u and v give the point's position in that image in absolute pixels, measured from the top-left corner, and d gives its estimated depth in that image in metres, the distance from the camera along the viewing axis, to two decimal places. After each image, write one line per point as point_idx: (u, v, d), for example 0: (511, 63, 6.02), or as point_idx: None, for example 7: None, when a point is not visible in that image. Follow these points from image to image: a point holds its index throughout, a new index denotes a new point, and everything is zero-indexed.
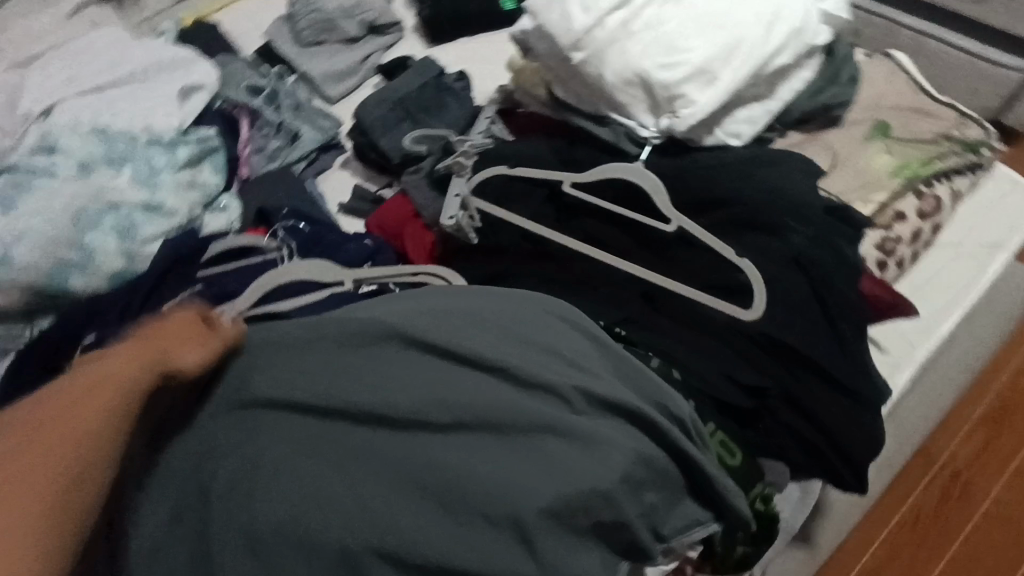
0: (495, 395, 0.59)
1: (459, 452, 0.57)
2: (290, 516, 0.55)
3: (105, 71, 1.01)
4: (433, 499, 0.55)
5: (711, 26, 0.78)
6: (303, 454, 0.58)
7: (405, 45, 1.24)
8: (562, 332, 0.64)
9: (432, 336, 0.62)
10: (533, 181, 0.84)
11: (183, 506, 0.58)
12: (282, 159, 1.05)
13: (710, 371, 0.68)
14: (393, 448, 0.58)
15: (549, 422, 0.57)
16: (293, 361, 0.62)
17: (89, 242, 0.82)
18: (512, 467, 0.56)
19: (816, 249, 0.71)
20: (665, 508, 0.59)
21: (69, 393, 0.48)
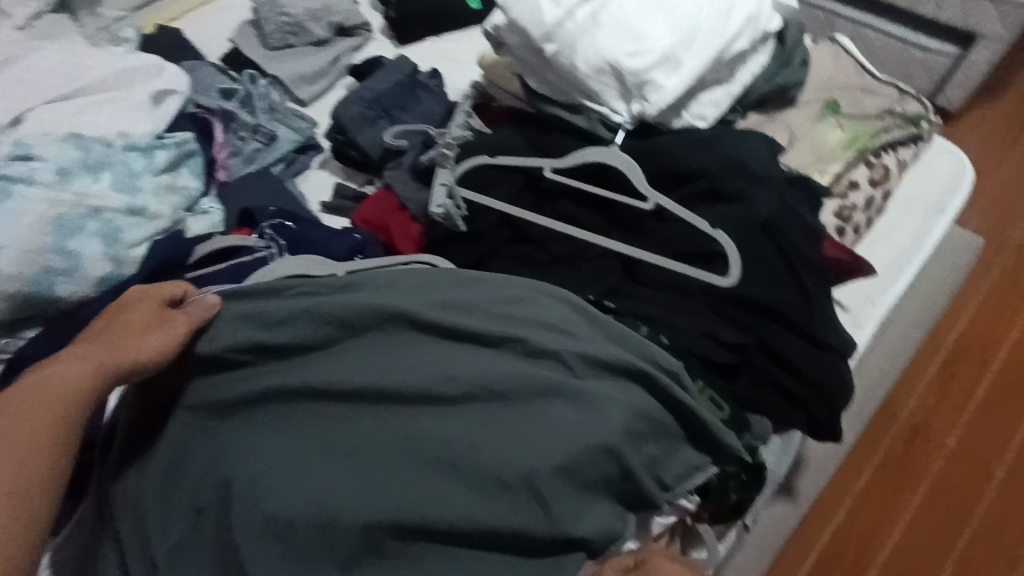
0: (499, 365, 0.62)
1: (469, 421, 0.60)
2: (310, 495, 0.57)
3: (70, 77, 0.98)
4: (449, 469, 0.58)
5: (673, 16, 0.83)
6: (319, 436, 0.60)
7: (374, 46, 1.26)
8: (550, 304, 0.67)
9: (430, 314, 0.64)
10: (514, 168, 0.88)
11: (200, 496, 0.59)
12: (260, 162, 1.05)
13: (694, 336, 0.73)
14: (407, 423, 0.60)
15: (553, 386, 0.61)
16: (299, 349, 0.64)
17: (74, 249, 0.81)
18: (521, 429, 0.59)
19: (779, 217, 0.77)
20: (665, 458, 0.63)
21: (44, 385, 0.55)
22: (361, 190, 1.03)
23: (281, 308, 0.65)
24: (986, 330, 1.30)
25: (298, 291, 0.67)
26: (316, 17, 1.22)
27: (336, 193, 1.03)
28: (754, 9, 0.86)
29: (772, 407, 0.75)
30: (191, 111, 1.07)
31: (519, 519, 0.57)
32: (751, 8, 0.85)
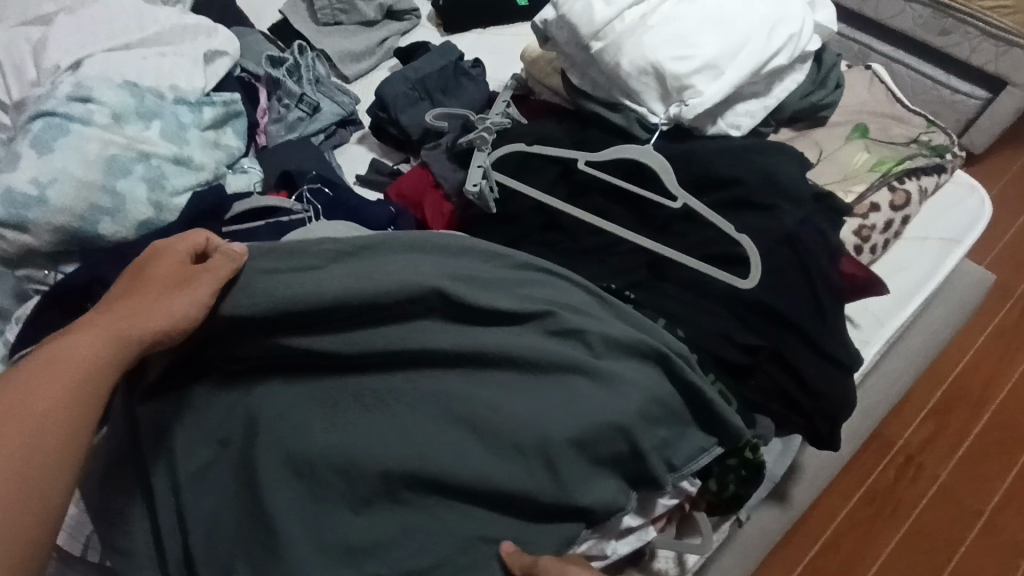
0: (520, 338, 0.64)
1: (488, 389, 0.62)
2: (334, 442, 0.60)
3: (130, 30, 1.02)
4: (467, 430, 0.60)
5: (719, 25, 0.86)
6: (345, 386, 0.63)
7: (420, 31, 1.29)
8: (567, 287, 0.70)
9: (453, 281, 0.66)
10: (550, 158, 0.91)
11: (229, 429, 0.63)
12: (302, 130, 1.08)
13: (710, 333, 0.75)
14: (430, 385, 0.62)
15: (574, 363, 0.63)
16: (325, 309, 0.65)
17: (120, 189, 0.84)
18: (538, 401, 0.61)
19: (803, 228, 0.79)
20: (674, 440, 0.66)
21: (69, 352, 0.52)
22: (396, 167, 1.06)
23: (306, 260, 0.65)
24: (988, 372, 1.31)
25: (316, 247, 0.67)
26: None
27: (372, 167, 1.06)
28: (798, 28, 0.88)
29: (776, 410, 0.77)
30: (240, 76, 1.11)
31: (532, 485, 0.59)
32: (795, 26, 0.88)
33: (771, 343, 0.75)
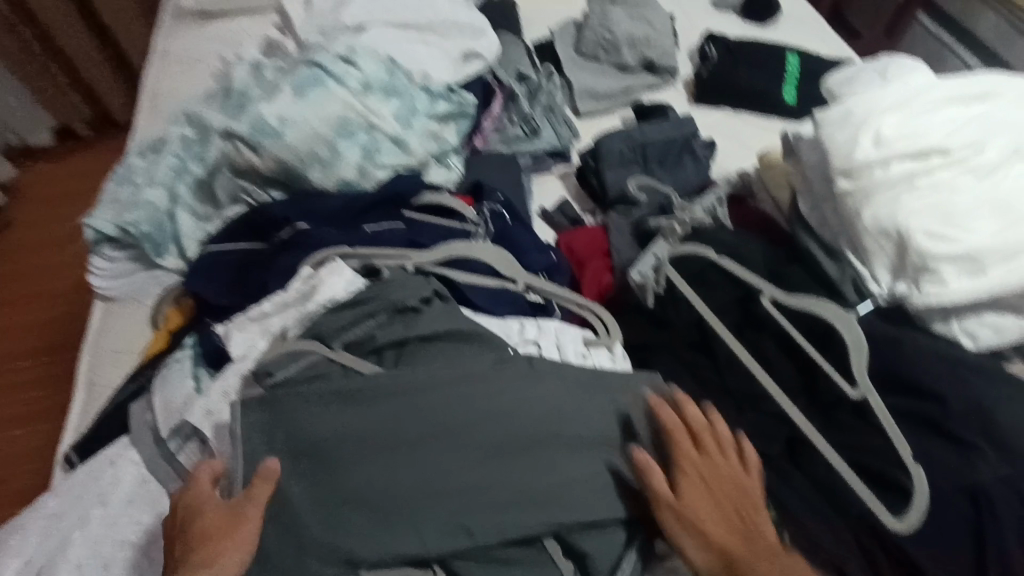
0: (440, 446, 0.61)
1: (458, 439, 0.61)
2: (366, 431, 0.61)
3: (417, 14, 1.13)
4: (411, 444, 0.61)
5: (1006, 220, 0.71)
6: (333, 447, 0.60)
7: (671, 92, 1.25)
8: (401, 439, 0.61)
9: (323, 428, 0.61)
10: (734, 278, 0.82)
11: (345, 441, 0.60)
12: (514, 147, 1.10)
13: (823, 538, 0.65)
14: (406, 445, 0.61)
15: (520, 435, 0.63)
16: (329, 421, 0.61)
17: (340, 148, 0.89)
18: (475, 450, 0.61)
19: (1001, 490, 0.63)
20: (750, 415, 0.74)
21: (453, 420, 0.62)
22: (580, 216, 1.04)
23: (331, 431, 0.61)
24: None
25: (332, 432, 0.61)
26: (634, 47, 1.24)
27: (558, 207, 1.05)
28: None
29: None
30: (486, 80, 1.16)
31: (506, 442, 0.62)
32: None
33: None
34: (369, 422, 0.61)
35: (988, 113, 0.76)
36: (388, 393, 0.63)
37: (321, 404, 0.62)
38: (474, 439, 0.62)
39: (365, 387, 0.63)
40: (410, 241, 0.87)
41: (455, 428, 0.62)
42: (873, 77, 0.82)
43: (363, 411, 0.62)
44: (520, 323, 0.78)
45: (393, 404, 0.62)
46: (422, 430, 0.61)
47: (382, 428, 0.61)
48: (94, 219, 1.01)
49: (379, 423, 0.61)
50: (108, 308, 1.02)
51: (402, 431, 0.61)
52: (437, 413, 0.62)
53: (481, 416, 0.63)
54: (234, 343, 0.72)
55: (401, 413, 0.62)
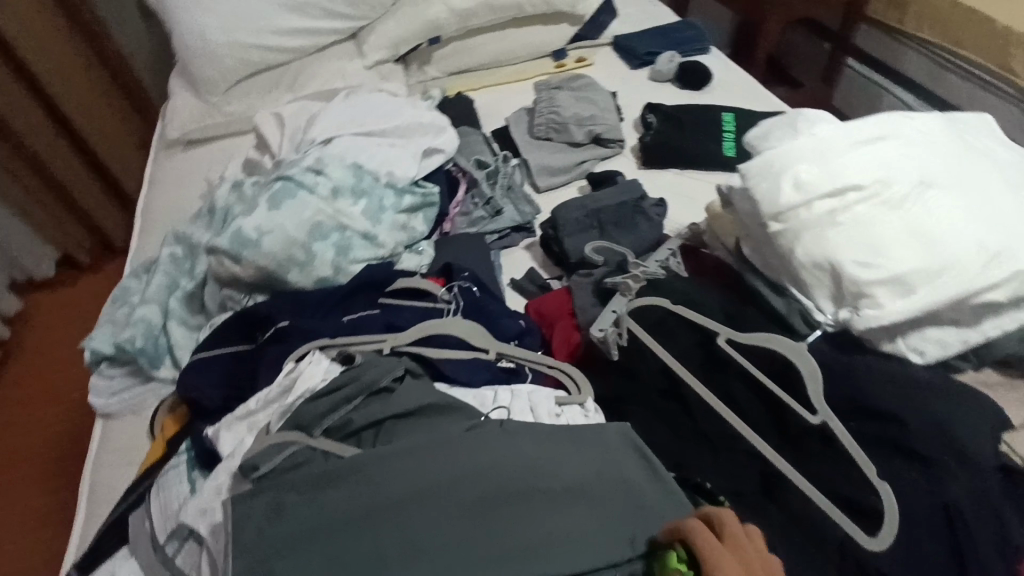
0: (420, 517, 0.63)
1: (436, 508, 0.64)
2: (347, 512, 0.63)
3: (380, 120, 1.24)
4: (392, 520, 0.63)
5: (921, 243, 0.77)
6: (315, 532, 0.62)
7: (621, 160, 1.35)
8: (381, 517, 0.63)
9: (306, 514, 0.63)
10: (691, 323, 0.87)
11: (327, 525, 0.63)
12: (480, 228, 1.18)
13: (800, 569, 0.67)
14: (386, 520, 0.63)
15: (496, 497, 0.65)
16: (312, 507, 0.64)
17: (315, 250, 0.97)
18: (454, 518, 0.63)
19: (969, 503, 0.66)
20: (721, 456, 0.77)
21: (431, 490, 0.65)
22: (548, 282, 1.11)
23: (313, 517, 0.63)
24: None
25: (314, 518, 0.63)
26: (582, 124, 1.35)
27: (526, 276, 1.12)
28: None
29: None
30: (449, 170, 1.25)
31: (483, 507, 0.64)
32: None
33: None
34: (351, 503, 0.64)
35: (892, 150, 0.84)
36: (369, 473, 0.66)
37: (304, 491, 0.65)
38: (453, 507, 0.64)
39: (346, 470, 0.66)
40: (386, 324, 0.93)
41: (433, 498, 0.64)
42: (786, 130, 0.91)
43: (345, 493, 0.65)
44: (494, 392, 0.83)
45: (372, 483, 0.65)
46: (400, 504, 0.64)
47: (363, 507, 0.64)
48: (94, 341, 1.08)
49: (360, 503, 0.64)
50: (107, 423, 1.06)
51: (382, 507, 0.64)
52: (415, 486, 0.65)
53: (458, 483, 0.65)
54: (224, 442, 0.77)
55: (380, 491, 0.65)
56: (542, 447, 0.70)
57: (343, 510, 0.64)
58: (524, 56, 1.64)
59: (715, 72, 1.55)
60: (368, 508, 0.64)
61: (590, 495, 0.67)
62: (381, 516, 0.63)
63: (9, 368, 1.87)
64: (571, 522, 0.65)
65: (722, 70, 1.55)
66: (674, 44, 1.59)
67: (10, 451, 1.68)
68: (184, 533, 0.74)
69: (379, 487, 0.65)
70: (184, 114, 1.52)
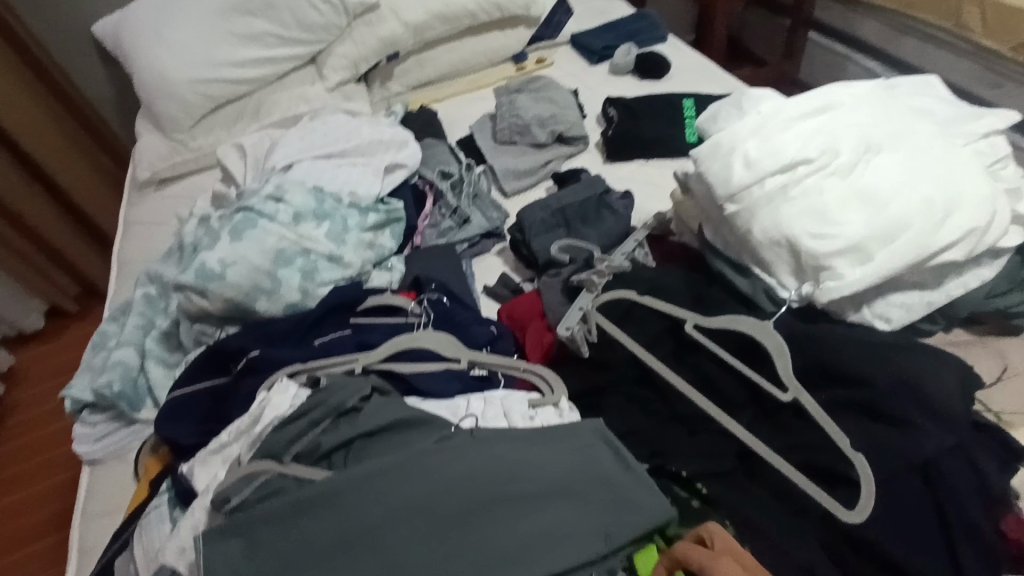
0: (395, 535, 0.63)
1: (410, 524, 0.64)
2: (322, 537, 0.63)
3: (340, 141, 1.25)
4: (366, 541, 0.63)
5: (871, 209, 0.77)
6: (292, 560, 0.62)
7: (585, 156, 1.36)
8: (355, 540, 0.63)
9: (280, 544, 0.63)
10: (659, 311, 0.87)
11: (303, 552, 0.63)
12: (449, 237, 1.18)
13: (785, 546, 0.66)
14: (362, 542, 0.63)
15: (469, 508, 0.65)
16: (285, 535, 0.64)
17: (281, 276, 0.98)
18: (430, 531, 0.63)
19: (944, 461, 0.66)
20: (698, 443, 0.76)
21: (403, 507, 0.65)
22: (520, 284, 1.10)
23: (288, 546, 0.63)
24: None
25: (290, 547, 0.63)
26: (543, 124, 1.35)
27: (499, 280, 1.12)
28: (983, 219, 0.75)
29: None
30: (414, 183, 1.25)
31: (456, 519, 0.64)
32: (978, 217, 0.74)
33: None
34: (323, 528, 0.64)
35: (836, 120, 0.84)
36: (340, 496, 0.65)
37: (273, 521, 0.64)
38: (427, 522, 0.64)
39: (315, 495, 0.65)
40: (357, 343, 0.93)
41: (405, 515, 0.64)
42: (731, 111, 0.92)
43: (317, 518, 0.64)
44: (466, 401, 0.82)
45: (344, 506, 0.65)
46: (373, 524, 0.64)
47: (337, 531, 0.63)
48: (73, 390, 1.08)
49: (333, 528, 0.64)
50: (94, 470, 1.06)
51: (356, 529, 0.63)
52: (387, 504, 0.65)
53: (429, 497, 0.65)
54: (198, 478, 0.76)
55: (353, 513, 0.64)
56: (514, 451, 0.69)
57: (316, 535, 0.63)
58: (483, 62, 1.65)
59: (673, 60, 1.55)
60: (344, 531, 0.63)
61: (565, 496, 0.67)
62: (355, 538, 0.63)
63: (8, 424, 1.87)
64: (546, 524, 0.65)
65: (679, 57, 1.56)
66: (629, 36, 1.60)
67: (12, 507, 1.68)
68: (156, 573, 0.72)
69: (352, 509, 0.65)
70: (152, 152, 1.52)
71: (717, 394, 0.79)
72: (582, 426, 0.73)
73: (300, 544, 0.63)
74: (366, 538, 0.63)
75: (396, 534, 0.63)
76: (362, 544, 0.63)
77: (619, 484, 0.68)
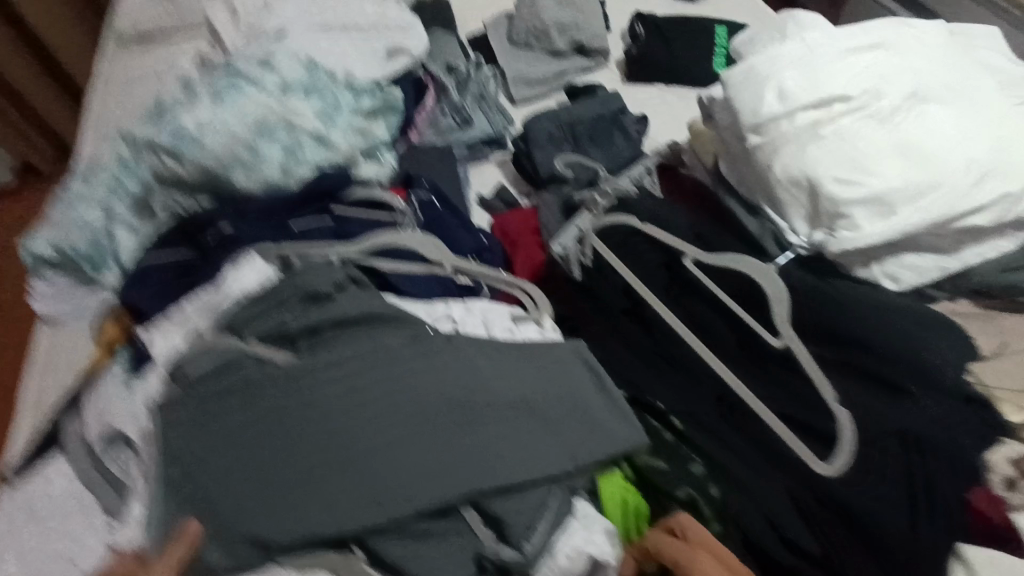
0: (356, 425, 0.61)
1: (374, 416, 0.61)
2: (281, 416, 0.61)
3: (341, 16, 1.14)
4: (327, 427, 0.60)
5: (905, 161, 0.71)
6: (246, 434, 0.60)
7: (604, 73, 1.26)
8: (315, 425, 0.60)
9: (236, 417, 0.61)
10: (659, 243, 0.83)
11: (258, 428, 0.60)
12: (448, 138, 1.10)
13: (754, 493, 0.64)
14: (321, 426, 0.60)
15: (437, 409, 0.62)
16: (242, 410, 0.61)
17: (261, 149, 0.90)
18: (393, 426, 0.61)
19: (930, 429, 0.63)
20: (681, 381, 0.73)
21: (370, 399, 0.62)
22: (516, 199, 1.05)
23: (243, 421, 0.60)
24: None
25: (244, 422, 0.60)
26: (564, 30, 1.24)
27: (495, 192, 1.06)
28: (1019, 186, 0.70)
29: None
30: (417, 75, 1.16)
31: (422, 419, 0.61)
32: (1014, 183, 0.70)
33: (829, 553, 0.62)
34: (284, 408, 0.61)
35: (887, 59, 0.77)
36: (306, 379, 0.63)
37: (235, 393, 0.62)
38: (392, 417, 0.61)
39: (281, 375, 0.63)
40: (337, 234, 0.88)
41: (371, 407, 0.62)
42: (774, 36, 0.84)
43: (279, 398, 0.62)
44: (445, 307, 0.77)
45: (308, 389, 0.62)
46: (336, 411, 0.61)
47: (298, 413, 0.61)
48: (32, 243, 1.01)
49: (294, 409, 0.61)
50: (55, 331, 1.03)
51: (318, 414, 0.61)
52: (354, 394, 0.62)
53: (398, 394, 0.62)
54: (153, 346, 0.71)
55: (316, 397, 0.62)
56: (488, 365, 0.66)
57: (276, 413, 0.61)
58: None
59: None
60: (305, 414, 0.61)
61: (537, 412, 0.64)
62: (315, 423, 0.60)
63: None
64: (514, 437, 0.62)
65: None
66: None
67: None
68: (121, 439, 0.72)
69: (316, 394, 0.62)
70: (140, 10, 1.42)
71: (707, 334, 0.75)
72: (567, 348, 0.70)
73: (258, 421, 0.61)
74: (327, 423, 0.61)
75: (358, 425, 0.61)
76: (322, 429, 0.60)
77: (595, 406, 0.66)
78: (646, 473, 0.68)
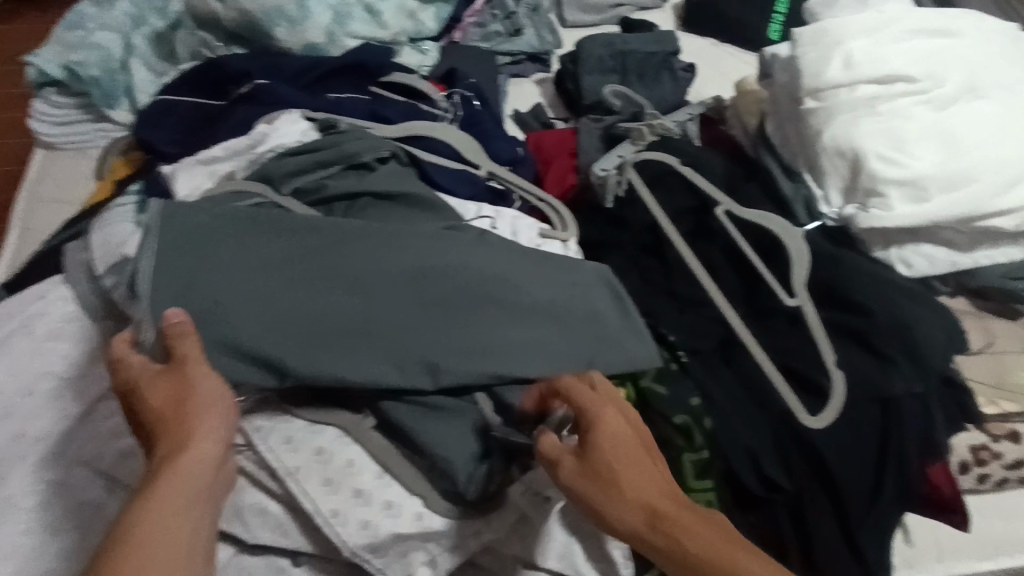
0: (383, 291, 0.61)
1: (402, 286, 0.62)
2: (310, 267, 0.61)
3: None
4: (355, 288, 0.61)
5: (949, 150, 0.74)
6: (273, 275, 0.60)
7: (659, 14, 1.23)
8: (342, 283, 0.61)
9: (266, 259, 0.61)
10: (694, 188, 0.83)
11: (286, 273, 0.60)
12: (493, 44, 1.07)
13: (740, 429, 0.68)
14: (348, 285, 0.61)
15: (464, 294, 0.63)
16: (272, 254, 0.61)
17: (309, 7, 0.88)
18: (419, 300, 0.62)
19: (909, 402, 0.68)
20: (690, 319, 0.75)
21: (400, 271, 0.62)
22: (552, 120, 1.01)
23: (272, 264, 0.61)
24: None
25: (274, 266, 0.61)
26: None
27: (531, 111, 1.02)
28: None
29: None
30: None
31: (448, 300, 0.62)
32: None
33: (795, 489, 0.67)
34: (314, 260, 0.61)
35: (951, 50, 0.78)
36: (339, 238, 0.63)
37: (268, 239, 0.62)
38: (419, 291, 0.62)
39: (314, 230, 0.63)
40: (371, 113, 0.83)
41: (400, 278, 0.62)
42: (851, 4, 0.84)
43: (309, 251, 0.62)
44: (477, 207, 0.78)
45: (340, 248, 0.62)
46: (366, 274, 0.61)
47: (327, 267, 0.61)
48: (39, 59, 0.95)
49: (324, 264, 0.61)
50: (48, 156, 0.97)
51: (347, 274, 0.61)
52: (386, 263, 0.62)
53: (428, 271, 0.63)
54: (178, 184, 0.69)
55: (347, 257, 0.62)
56: (514, 264, 0.67)
57: (305, 264, 0.61)
58: None
59: None
60: (334, 271, 0.61)
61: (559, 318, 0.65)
62: (344, 281, 0.61)
63: None
64: (533, 334, 0.63)
65: None
66: None
67: None
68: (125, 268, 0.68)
69: (348, 254, 0.62)
70: None
71: (722, 282, 0.77)
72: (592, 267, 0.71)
73: (287, 266, 0.61)
74: (354, 284, 0.61)
75: (386, 292, 0.61)
76: (349, 288, 0.61)
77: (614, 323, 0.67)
78: (648, 397, 0.70)
